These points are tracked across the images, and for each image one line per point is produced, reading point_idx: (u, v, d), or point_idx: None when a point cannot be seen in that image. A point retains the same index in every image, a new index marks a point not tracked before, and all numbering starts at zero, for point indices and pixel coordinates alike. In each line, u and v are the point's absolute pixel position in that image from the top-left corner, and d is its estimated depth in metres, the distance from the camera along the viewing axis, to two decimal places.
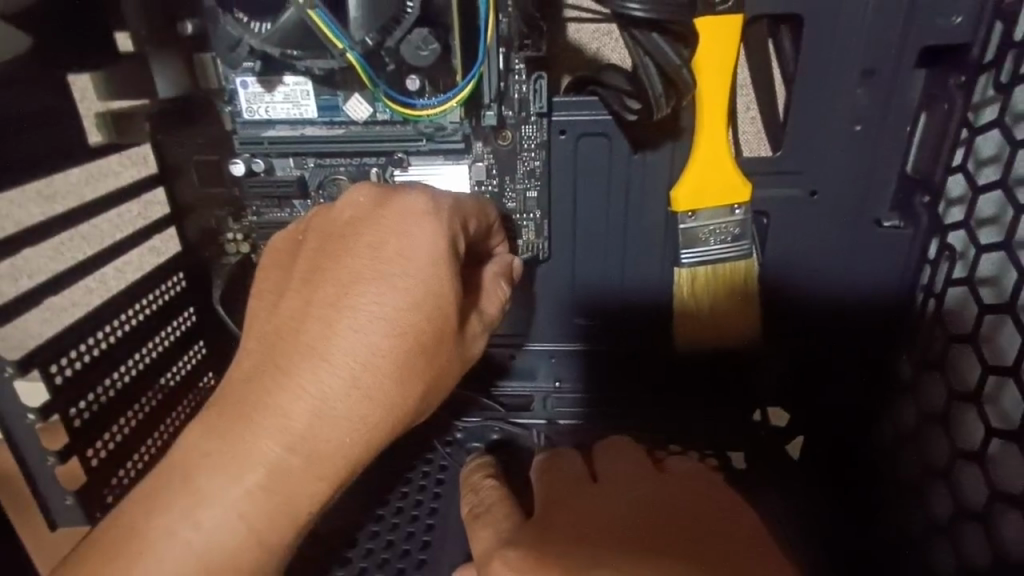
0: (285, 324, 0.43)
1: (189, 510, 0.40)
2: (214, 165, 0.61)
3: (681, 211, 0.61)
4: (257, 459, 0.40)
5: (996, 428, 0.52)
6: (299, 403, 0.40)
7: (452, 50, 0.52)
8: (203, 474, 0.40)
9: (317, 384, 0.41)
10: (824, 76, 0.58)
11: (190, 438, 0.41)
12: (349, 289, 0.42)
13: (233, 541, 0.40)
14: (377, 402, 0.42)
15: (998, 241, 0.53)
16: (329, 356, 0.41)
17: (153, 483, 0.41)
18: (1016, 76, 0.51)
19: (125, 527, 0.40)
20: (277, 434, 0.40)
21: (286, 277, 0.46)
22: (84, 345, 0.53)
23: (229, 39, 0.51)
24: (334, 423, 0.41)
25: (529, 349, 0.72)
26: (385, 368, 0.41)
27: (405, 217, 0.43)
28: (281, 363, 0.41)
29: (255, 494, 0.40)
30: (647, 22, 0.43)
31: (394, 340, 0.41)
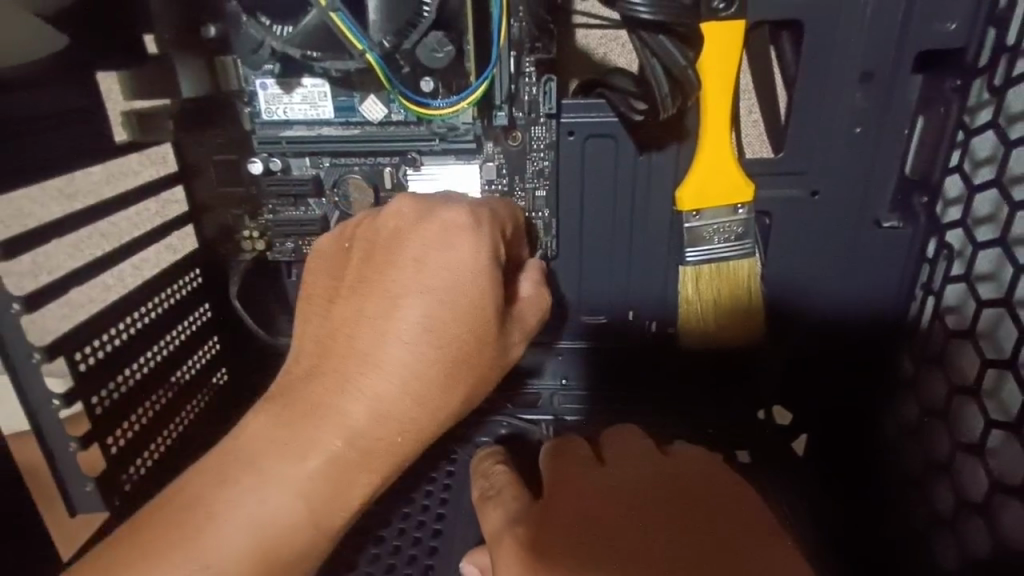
0: (339, 328, 0.44)
1: (254, 489, 0.41)
2: (232, 164, 0.63)
3: (686, 210, 0.63)
4: (319, 452, 0.42)
5: (996, 420, 0.54)
6: (357, 403, 0.43)
7: (466, 51, 0.54)
8: (267, 460, 0.42)
9: (373, 388, 0.43)
10: (824, 80, 0.60)
11: (253, 429, 0.43)
12: (398, 300, 0.43)
13: (291, 523, 0.42)
14: (424, 405, 0.43)
15: (994, 240, 0.55)
16: (383, 362, 0.43)
17: (214, 467, 0.42)
18: (1009, 79, 0.53)
19: (185, 507, 0.41)
20: (337, 430, 0.42)
21: (335, 284, 0.48)
22: (107, 334, 0.54)
23: (252, 42, 0.54)
24: (389, 422, 0.43)
25: (564, 347, 0.73)
26: (434, 373, 0.43)
27: (448, 230, 0.45)
28: (338, 366, 0.43)
29: (315, 482, 0.42)
30: (654, 23, 0.45)
31: (443, 347, 0.43)
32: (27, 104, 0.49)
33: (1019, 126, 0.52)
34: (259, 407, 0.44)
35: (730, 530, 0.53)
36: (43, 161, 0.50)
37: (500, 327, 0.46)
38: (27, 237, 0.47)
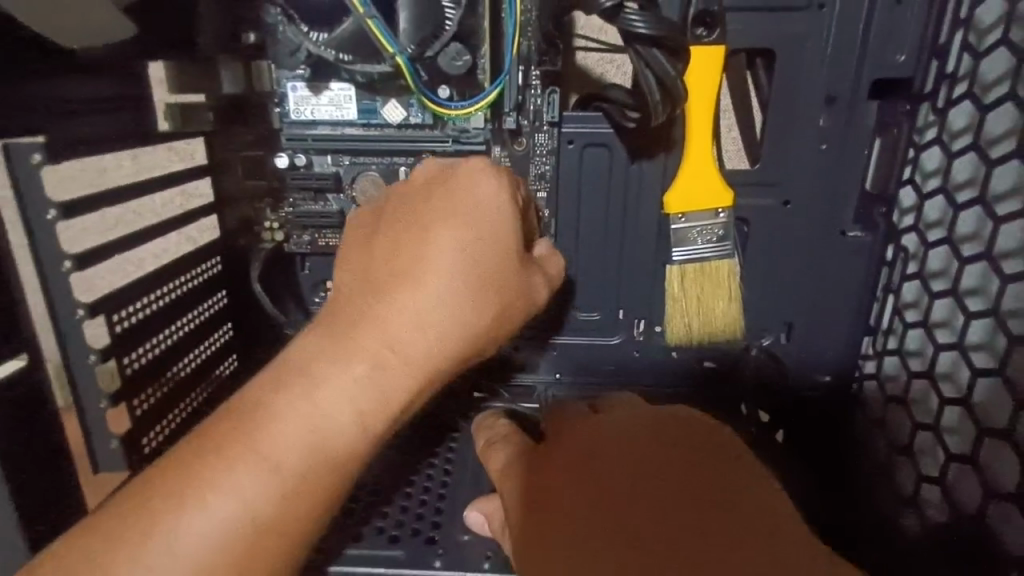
0: (377, 261, 0.50)
1: (308, 394, 0.44)
2: (259, 160, 0.69)
3: (673, 213, 0.70)
4: (367, 358, 0.46)
5: (950, 397, 0.60)
6: (398, 315, 0.47)
7: (481, 66, 0.60)
8: (320, 368, 0.45)
9: (413, 302, 0.48)
10: (792, 102, 0.68)
11: (300, 349, 0.47)
12: (429, 230, 0.50)
13: (345, 425, 0.44)
14: (457, 319, 0.49)
15: (941, 239, 0.62)
16: (418, 280, 0.48)
17: (267, 382, 0.45)
18: (949, 100, 0.61)
19: (244, 415, 0.43)
20: (384, 339, 0.46)
21: (367, 236, 0.54)
22: (145, 300, 0.58)
23: (289, 46, 0.60)
24: (430, 332, 0.48)
25: (562, 340, 0.78)
26: (467, 291, 0.49)
27: (471, 175, 0.53)
28: (378, 287, 0.49)
29: (365, 386, 0.45)
30: (648, 37, 0.52)
31: (473, 268, 0.49)
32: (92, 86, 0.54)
33: (960, 140, 0.60)
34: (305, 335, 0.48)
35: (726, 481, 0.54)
36: (100, 138, 0.55)
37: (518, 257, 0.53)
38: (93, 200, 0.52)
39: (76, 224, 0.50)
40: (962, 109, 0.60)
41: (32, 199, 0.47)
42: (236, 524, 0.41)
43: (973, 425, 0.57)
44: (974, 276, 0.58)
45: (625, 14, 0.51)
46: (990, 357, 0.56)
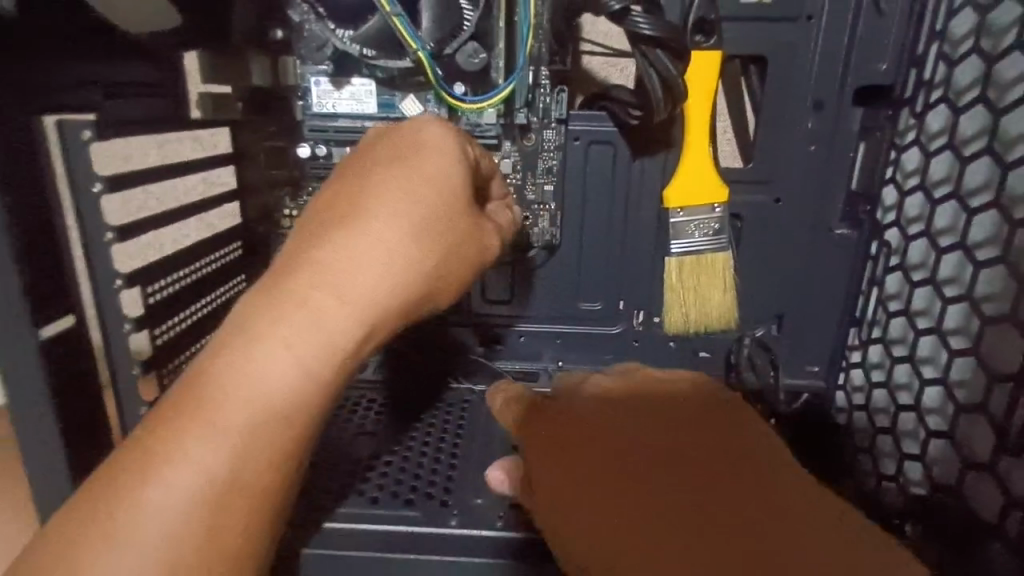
0: (312, 215, 0.50)
1: (243, 349, 0.43)
2: (281, 151, 0.72)
3: (673, 207, 0.74)
4: (301, 302, 0.45)
5: (931, 378, 0.64)
6: (331, 257, 0.46)
7: (497, 65, 0.64)
8: (253, 321, 0.44)
9: (347, 243, 0.47)
10: (783, 106, 0.73)
11: (235, 308, 0.46)
12: (362, 180, 0.51)
13: (288, 372, 0.43)
14: (400, 264, 0.48)
15: (921, 232, 0.67)
16: (352, 223, 0.48)
17: (208, 347, 0.45)
18: (927, 105, 0.66)
19: (187, 383, 0.43)
20: (317, 291, 0.45)
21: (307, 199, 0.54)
22: (174, 276, 0.61)
23: (317, 41, 0.64)
24: (368, 270, 0.47)
25: (530, 321, 0.82)
26: (404, 239, 0.49)
27: (414, 130, 0.55)
28: (310, 235, 0.48)
29: (299, 329, 0.44)
30: (653, 38, 0.57)
31: (408, 216, 0.49)
32: (131, 72, 0.58)
33: (937, 140, 0.65)
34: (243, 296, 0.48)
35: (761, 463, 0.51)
36: (137, 118, 0.57)
37: (458, 200, 0.53)
38: (132, 176, 0.55)
39: (117, 199, 0.52)
40: (939, 112, 0.65)
41: (78, 170, 0.50)
42: (203, 491, 0.41)
43: (951, 401, 0.61)
44: (951, 265, 0.63)
45: (632, 16, 0.56)
46: (966, 338, 0.60)
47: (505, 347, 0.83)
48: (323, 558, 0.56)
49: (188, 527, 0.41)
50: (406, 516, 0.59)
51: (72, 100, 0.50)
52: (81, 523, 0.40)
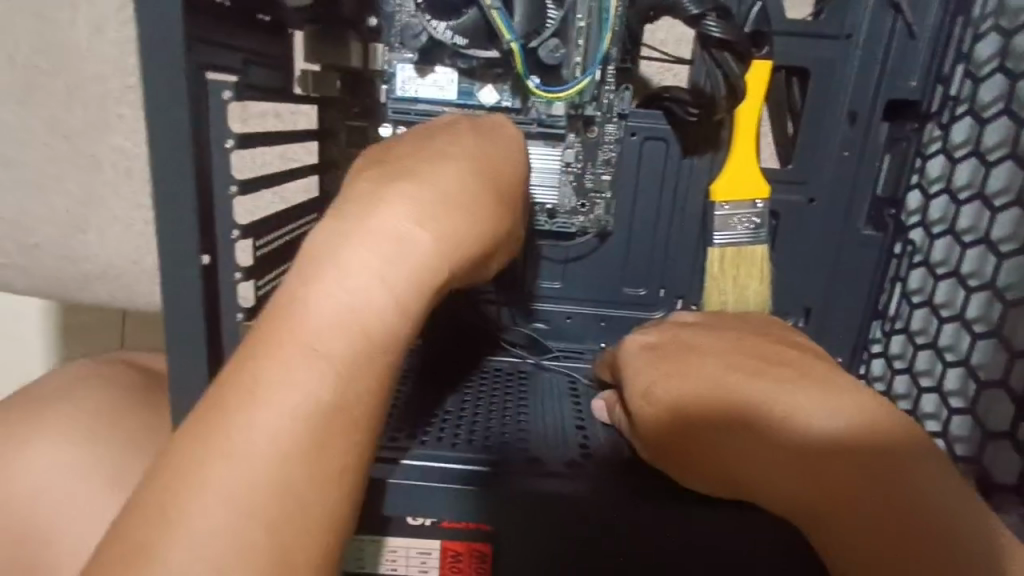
0: (388, 164, 0.54)
1: (339, 278, 0.47)
2: (361, 129, 0.78)
3: (719, 200, 0.80)
4: (393, 236, 0.49)
5: (951, 361, 0.71)
6: (416, 197, 0.51)
7: (574, 61, 0.71)
8: (345, 254, 0.48)
9: (429, 188, 0.52)
10: (822, 113, 0.80)
11: (318, 241, 0.49)
12: (435, 144, 0.56)
13: (382, 298, 0.48)
14: (468, 213, 0.53)
15: (945, 231, 0.74)
16: (433, 172, 0.53)
17: (297, 278, 0.48)
18: (953, 118, 0.74)
19: (284, 313, 0.47)
20: (394, 231, 0.49)
21: (370, 153, 0.57)
22: (275, 234, 0.65)
23: (414, 30, 0.70)
24: (452, 213, 0.52)
25: (571, 301, 0.87)
26: (467, 191, 0.54)
27: (484, 124, 0.62)
28: (390, 179, 0.52)
29: (391, 259, 0.48)
30: (722, 41, 0.64)
31: (472, 177, 0.55)
32: None
33: (962, 149, 0.73)
34: (317, 231, 0.50)
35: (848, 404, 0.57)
36: (267, 86, 0.62)
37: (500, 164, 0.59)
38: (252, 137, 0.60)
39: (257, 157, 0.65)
40: (963, 125, 0.73)
41: (218, 126, 0.52)
42: (306, 412, 0.45)
43: (974, 380, 0.68)
44: (973, 259, 0.70)
45: (704, 21, 0.64)
46: (987, 325, 0.67)
47: (551, 326, 0.88)
48: (404, 493, 0.58)
49: (297, 450, 0.44)
50: (489, 457, 0.60)
51: (223, 63, 0.53)
52: (196, 450, 0.43)
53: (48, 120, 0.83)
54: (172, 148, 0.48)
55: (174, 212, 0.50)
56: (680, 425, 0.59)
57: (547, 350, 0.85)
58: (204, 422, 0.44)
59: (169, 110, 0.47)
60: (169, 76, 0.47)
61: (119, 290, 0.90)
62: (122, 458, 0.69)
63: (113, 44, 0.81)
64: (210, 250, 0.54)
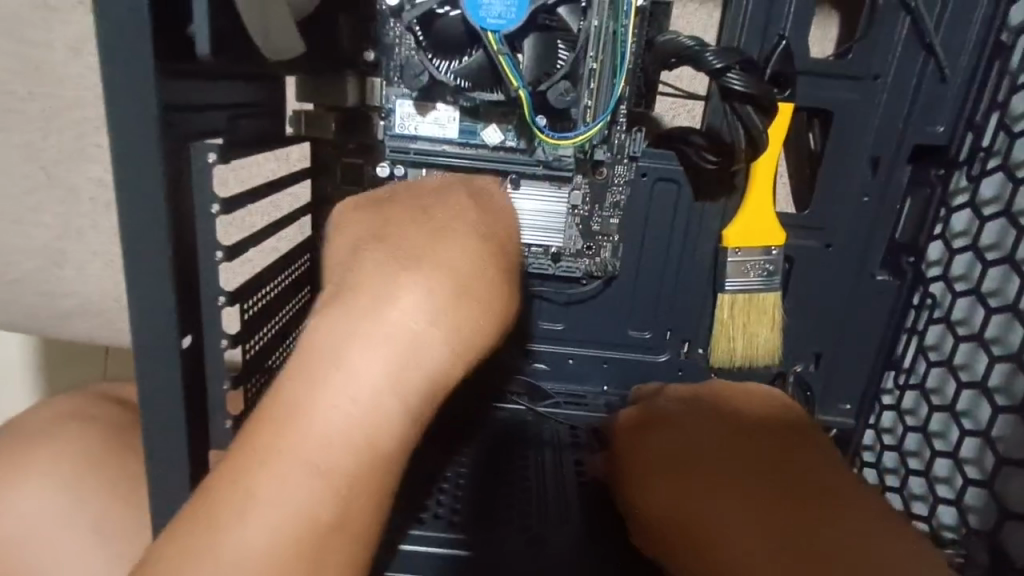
0: (397, 240, 0.51)
1: (345, 381, 0.44)
2: (357, 167, 0.74)
3: (731, 247, 0.77)
4: (403, 335, 0.45)
5: (968, 429, 0.69)
6: (427, 286, 0.47)
7: (582, 104, 0.66)
8: (352, 353, 0.45)
9: (442, 274, 0.48)
10: (844, 155, 0.76)
11: (323, 334, 0.46)
12: (449, 220, 0.53)
13: (390, 403, 0.44)
14: (483, 301, 0.50)
15: (968, 290, 0.71)
16: (445, 255, 0.49)
17: (299, 376, 0.45)
18: (983, 171, 0.70)
19: (282, 414, 0.44)
20: (405, 328, 0.46)
21: (379, 219, 0.54)
22: (265, 289, 0.62)
23: (416, 69, 0.65)
24: (466, 303, 0.48)
25: (573, 342, 0.84)
26: (482, 276, 0.50)
27: (486, 196, 0.61)
28: (401, 263, 0.48)
29: (401, 361, 0.45)
30: (744, 95, 0.62)
31: (487, 261, 0.51)
32: None
33: (991, 207, 0.69)
34: (320, 320, 0.47)
35: (852, 496, 0.56)
36: (255, 137, 0.58)
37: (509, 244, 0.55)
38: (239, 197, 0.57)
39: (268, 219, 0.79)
40: (993, 179, 0.69)
41: (200, 195, 0.49)
42: (305, 524, 0.42)
43: (993, 455, 0.65)
44: (997, 325, 0.67)
45: (727, 75, 0.61)
46: (1008, 398, 0.64)
47: (551, 367, 0.85)
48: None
49: (292, 565, 0.41)
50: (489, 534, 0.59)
51: (206, 125, 0.49)
52: (180, 557, 0.40)
53: (22, 146, 0.79)
54: (136, 222, 0.44)
55: (144, 290, 0.46)
56: (694, 510, 0.56)
57: (546, 397, 0.82)
58: (193, 523, 0.41)
59: (140, 189, 0.43)
60: (139, 148, 0.42)
61: (104, 321, 0.86)
62: (94, 513, 0.65)
63: (92, 68, 0.76)
64: (194, 324, 0.51)
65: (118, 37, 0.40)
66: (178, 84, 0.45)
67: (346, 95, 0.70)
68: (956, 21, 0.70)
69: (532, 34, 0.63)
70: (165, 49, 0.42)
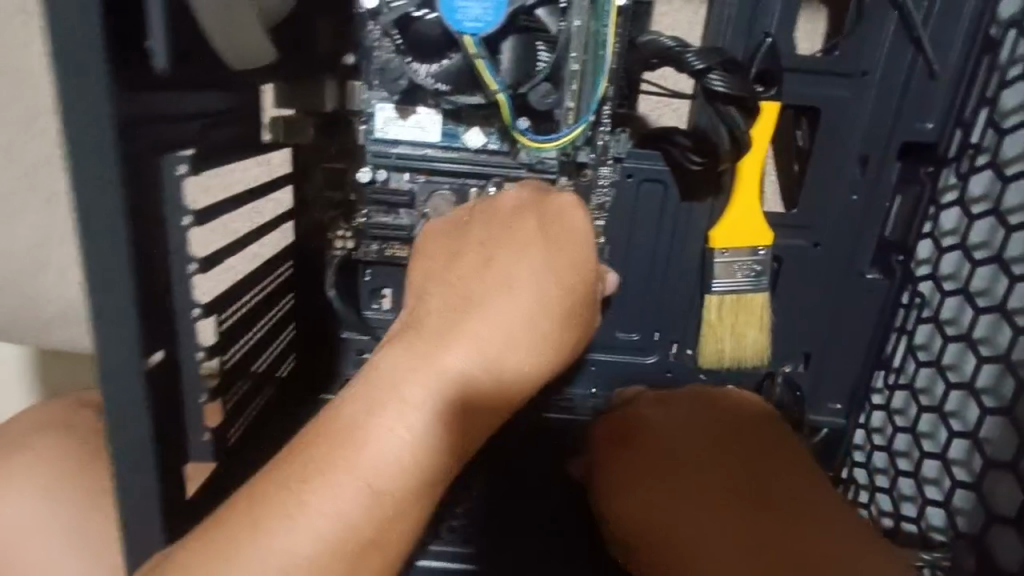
0: (465, 281, 0.57)
1: (410, 414, 0.50)
2: (339, 171, 0.73)
3: (718, 247, 0.76)
4: (462, 380, 0.53)
5: (957, 430, 0.69)
6: (491, 334, 0.55)
7: (566, 106, 0.64)
8: (421, 389, 0.51)
9: (505, 324, 0.55)
10: (833, 153, 0.75)
11: (401, 368, 0.53)
12: (511, 258, 0.58)
13: (443, 440, 0.51)
14: (531, 352, 0.56)
15: (957, 290, 0.70)
16: (512, 304, 0.56)
17: (369, 401, 0.51)
18: (972, 168, 0.70)
19: (346, 435, 0.49)
20: (469, 373, 0.53)
21: (451, 254, 0.60)
22: (242, 301, 0.63)
23: (394, 72, 0.64)
24: (517, 353, 0.55)
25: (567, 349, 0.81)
26: (542, 326, 0.56)
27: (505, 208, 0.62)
28: (472, 309, 0.55)
29: (459, 404, 0.52)
30: (728, 96, 0.61)
31: (545, 309, 0.57)
32: None
33: (979, 205, 0.69)
34: (395, 352, 0.54)
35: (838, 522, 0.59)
36: (227, 146, 0.57)
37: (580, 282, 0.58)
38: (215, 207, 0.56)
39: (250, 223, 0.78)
40: (982, 177, 0.69)
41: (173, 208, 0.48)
42: (348, 534, 0.47)
43: (981, 456, 0.66)
44: (985, 325, 0.67)
45: (708, 76, 0.60)
46: (996, 399, 0.65)
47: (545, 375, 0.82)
48: None
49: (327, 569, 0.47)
50: None
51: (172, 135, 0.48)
52: (228, 551, 0.46)
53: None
54: (102, 239, 0.43)
55: (110, 308, 0.45)
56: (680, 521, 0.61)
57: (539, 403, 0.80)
58: (244, 521, 0.47)
59: (103, 208, 0.42)
60: (105, 165, 0.41)
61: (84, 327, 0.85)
62: (73, 527, 0.65)
63: None
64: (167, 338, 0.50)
65: (80, 52, 0.39)
66: (140, 95, 0.44)
67: (323, 101, 0.71)
68: (944, 16, 0.69)
69: (512, 36, 0.62)
70: (118, 62, 0.41)
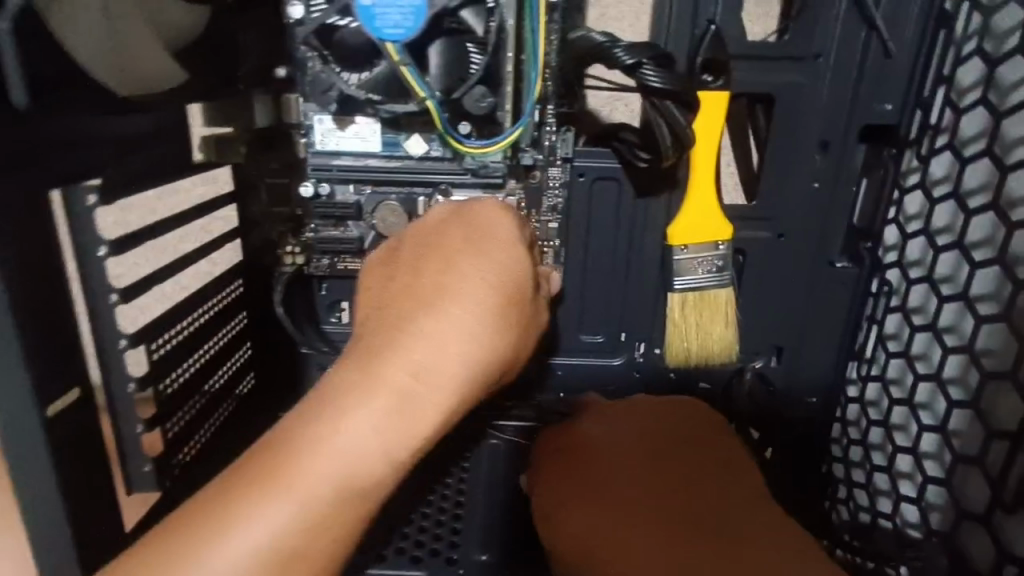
0: (400, 291, 0.55)
1: (337, 424, 0.47)
2: (282, 186, 0.73)
3: (676, 244, 0.73)
4: (393, 387, 0.48)
5: (928, 424, 0.66)
6: (423, 338, 0.50)
7: (504, 108, 0.62)
8: (350, 398, 0.48)
9: (438, 327, 0.50)
10: (790, 141, 0.72)
11: (332, 380, 0.50)
12: (449, 262, 0.55)
13: (375, 450, 0.47)
14: (473, 352, 0.51)
15: (922, 277, 0.68)
16: (446, 306, 0.52)
17: (299, 415, 0.48)
18: (932, 149, 0.67)
19: (276, 449, 0.47)
20: (400, 379, 0.48)
21: (390, 270, 0.58)
22: (175, 328, 0.62)
23: (324, 84, 0.62)
24: (453, 356, 0.50)
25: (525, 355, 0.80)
26: (479, 328, 0.51)
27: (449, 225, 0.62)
28: (404, 315, 0.52)
29: (390, 412, 0.48)
30: (664, 91, 0.58)
31: (485, 308, 0.52)
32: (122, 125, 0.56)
33: (941, 187, 0.66)
34: (332, 370, 0.51)
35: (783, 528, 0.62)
36: None
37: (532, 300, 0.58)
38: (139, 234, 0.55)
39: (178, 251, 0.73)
40: (943, 159, 0.66)
41: None
42: (274, 549, 0.44)
43: (949, 450, 0.63)
44: (951, 314, 0.64)
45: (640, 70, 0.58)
46: (963, 391, 0.62)
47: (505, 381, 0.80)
48: None
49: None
50: None
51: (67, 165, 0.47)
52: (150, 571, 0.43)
53: None
54: None
55: None
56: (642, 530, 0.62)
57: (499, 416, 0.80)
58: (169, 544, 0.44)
59: None
60: None
61: None
62: None
63: None
64: None
65: None
66: None
67: (255, 117, 0.70)
68: None
69: (439, 40, 0.60)
70: None
